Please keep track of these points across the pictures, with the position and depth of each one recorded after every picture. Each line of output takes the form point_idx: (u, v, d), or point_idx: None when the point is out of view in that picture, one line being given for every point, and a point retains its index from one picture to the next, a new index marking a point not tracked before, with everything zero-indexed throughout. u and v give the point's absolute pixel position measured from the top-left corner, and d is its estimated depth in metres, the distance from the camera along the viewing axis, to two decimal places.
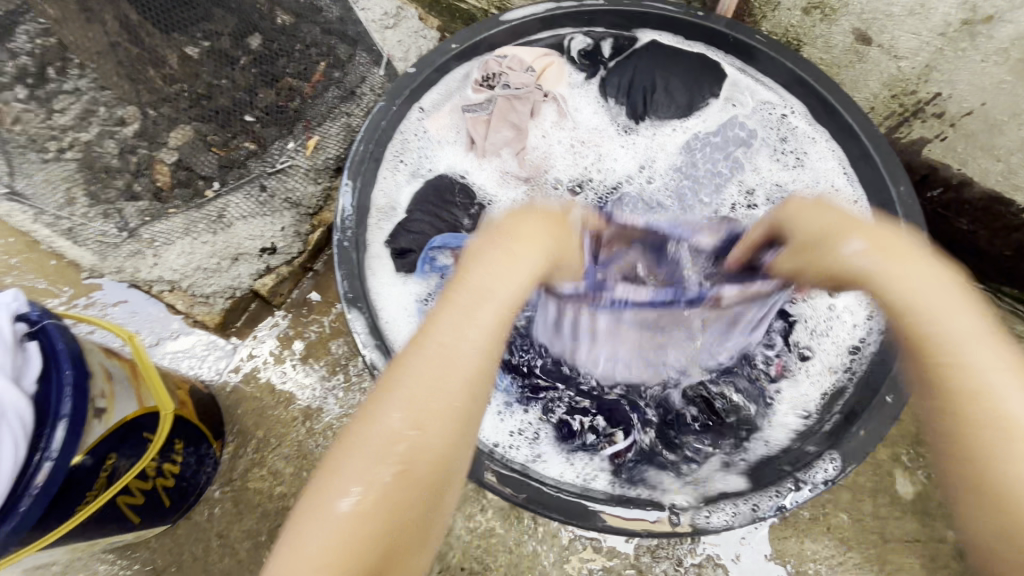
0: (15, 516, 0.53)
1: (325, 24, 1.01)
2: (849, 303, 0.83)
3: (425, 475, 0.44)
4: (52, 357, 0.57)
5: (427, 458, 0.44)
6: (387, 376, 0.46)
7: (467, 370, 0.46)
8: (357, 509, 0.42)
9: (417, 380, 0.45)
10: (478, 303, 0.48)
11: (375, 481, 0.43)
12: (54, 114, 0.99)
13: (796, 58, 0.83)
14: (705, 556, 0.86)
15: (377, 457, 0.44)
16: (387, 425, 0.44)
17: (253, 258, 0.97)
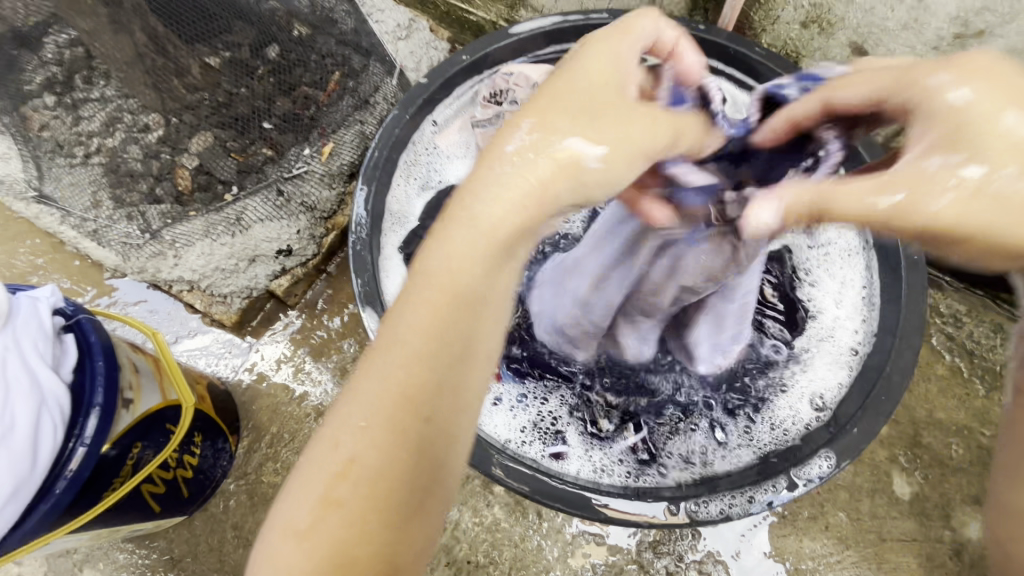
0: (51, 498, 0.56)
1: (340, 35, 1.05)
2: (850, 308, 0.85)
3: (377, 494, 0.43)
4: (86, 349, 0.61)
5: (379, 475, 0.43)
6: (342, 391, 0.46)
7: (418, 374, 0.45)
8: (313, 532, 0.43)
9: (368, 394, 0.45)
10: (437, 294, 0.46)
11: (356, 478, 0.43)
12: (80, 121, 1.03)
13: (795, 71, 0.85)
14: (705, 552, 0.88)
15: (331, 479, 0.44)
16: (336, 446, 0.44)
17: (269, 259, 1.01)
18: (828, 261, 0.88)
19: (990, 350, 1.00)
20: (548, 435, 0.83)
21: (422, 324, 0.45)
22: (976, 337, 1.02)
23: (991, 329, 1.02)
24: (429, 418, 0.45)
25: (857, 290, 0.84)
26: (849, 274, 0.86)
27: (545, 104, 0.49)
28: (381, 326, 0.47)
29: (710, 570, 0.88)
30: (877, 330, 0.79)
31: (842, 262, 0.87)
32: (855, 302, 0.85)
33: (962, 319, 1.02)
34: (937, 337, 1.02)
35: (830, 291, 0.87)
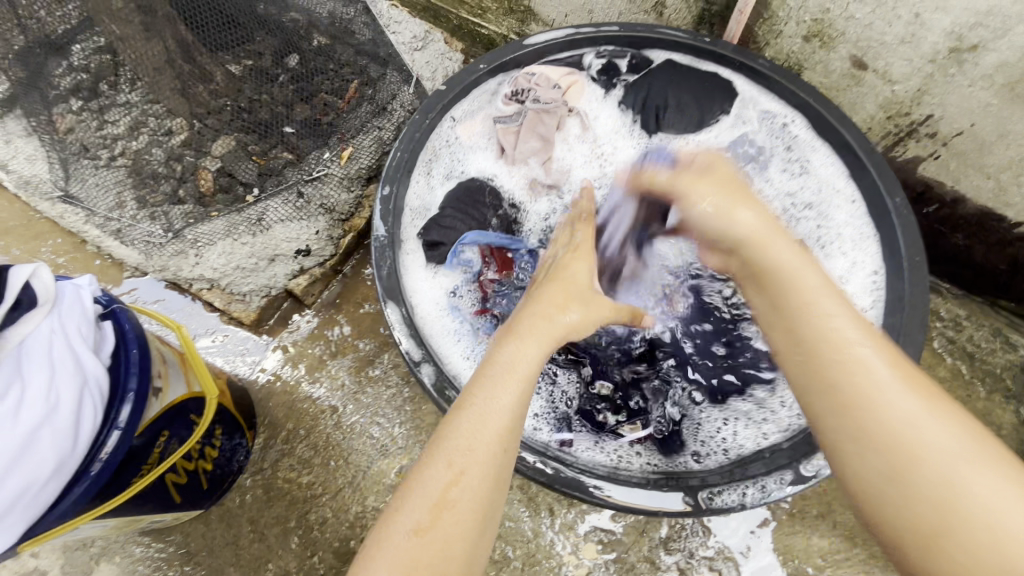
0: (86, 480, 0.57)
1: (358, 45, 1.09)
2: (857, 287, 0.88)
3: (468, 520, 0.50)
4: (122, 338, 0.63)
5: (469, 509, 0.51)
6: (431, 440, 0.54)
7: (494, 424, 0.54)
8: (410, 558, 0.48)
9: (444, 442, 0.53)
10: (496, 374, 0.58)
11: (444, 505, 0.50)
12: (105, 125, 1.06)
13: (805, 85, 0.87)
14: (715, 548, 0.89)
15: (424, 509, 0.50)
16: (424, 485, 0.51)
17: (288, 259, 1.03)
18: (839, 242, 0.91)
19: (990, 353, 1.04)
20: (561, 425, 0.85)
21: (499, 390, 0.56)
22: (976, 341, 1.05)
23: (991, 333, 1.06)
24: (505, 453, 0.54)
25: (867, 273, 0.87)
26: (860, 256, 0.88)
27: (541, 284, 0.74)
28: (459, 398, 0.57)
29: (720, 567, 0.89)
30: (886, 315, 0.83)
31: (853, 244, 0.89)
32: (865, 283, 0.87)
33: (962, 323, 1.06)
34: (939, 340, 1.05)
35: (839, 272, 0.91)
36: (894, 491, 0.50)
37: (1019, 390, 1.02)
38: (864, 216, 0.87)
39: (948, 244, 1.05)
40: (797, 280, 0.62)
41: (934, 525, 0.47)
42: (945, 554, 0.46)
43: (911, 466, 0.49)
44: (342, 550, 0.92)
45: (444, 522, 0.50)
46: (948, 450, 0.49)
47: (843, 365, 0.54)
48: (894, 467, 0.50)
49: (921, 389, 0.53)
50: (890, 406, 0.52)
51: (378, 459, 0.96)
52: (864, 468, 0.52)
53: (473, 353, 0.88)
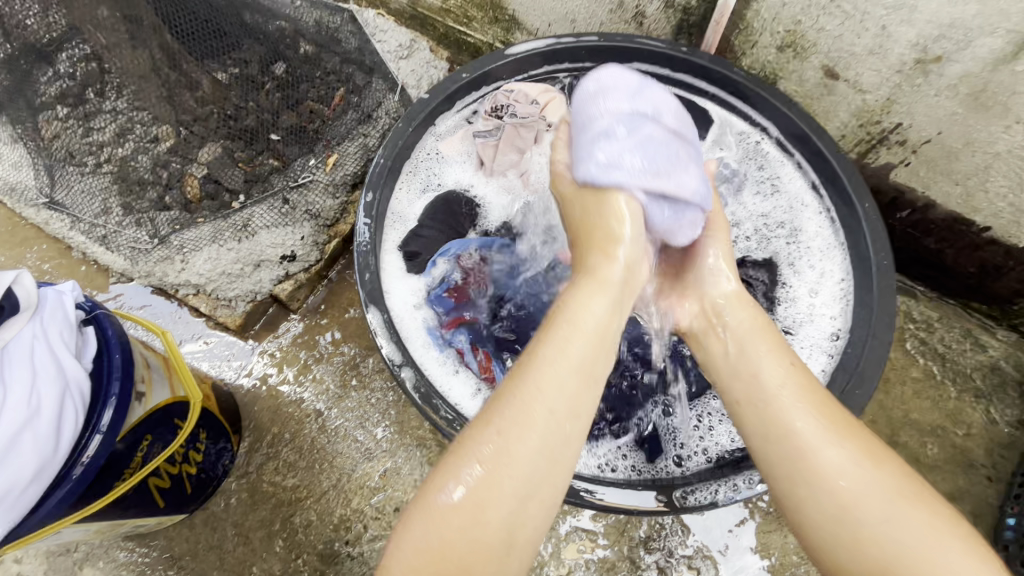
0: (68, 483, 0.58)
1: (344, 53, 1.11)
2: (826, 297, 0.92)
3: (521, 477, 0.52)
4: (104, 344, 0.64)
5: (523, 466, 0.52)
6: (494, 396, 0.55)
7: (553, 391, 0.53)
8: (453, 515, 0.51)
9: (506, 399, 0.54)
10: (563, 332, 0.57)
11: (500, 466, 0.51)
12: (91, 132, 1.07)
13: (785, 99, 0.89)
14: (694, 547, 0.91)
15: (476, 467, 0.51)
16: (483, 442, 0.52)
17: (273, 265, 1.04)
18: (808, 254, 0.95)
19: (961, 354, 1.08)
20: None
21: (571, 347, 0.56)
22: (947, 342, 1.09)
23: (962, 334, 1.09)
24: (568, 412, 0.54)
25: (835, 282, 0.91)
26: (827, 266, 0.92)
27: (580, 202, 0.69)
28: (528, 353, 0.56)
29: (699, 565, 0.90)
30: (853, 319, 0.87)
31: (821, 255, 0.93)
32: (834, 292, 0.92)
33: (933, 324, 1.11)
34: (911, 342, 1.09)
35: (809, 284, 0.94)
36: (845, 535, 0.53)
37: (989, 389, 1.05)
38: (830, 228, 0.92)
39: (920, 248, 1.08)
40: (753, 342, 0.65)
41: (816, 512, 0.54)
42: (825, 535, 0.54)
43: (851, 511, 0.53)
44: (326, 552, 0.93)
45: (498, 482, 0.51)
46: (877, 496, 0.53)
47: (789, 424, 0.58)
48: (841, 509, 0.53)
49: (862, 444, 0.56)
50: (830, 461, 0.55)
51: (363, 462, 0.97)
52: (814, 514, 0.54)
53: (450, 363, 0.89)
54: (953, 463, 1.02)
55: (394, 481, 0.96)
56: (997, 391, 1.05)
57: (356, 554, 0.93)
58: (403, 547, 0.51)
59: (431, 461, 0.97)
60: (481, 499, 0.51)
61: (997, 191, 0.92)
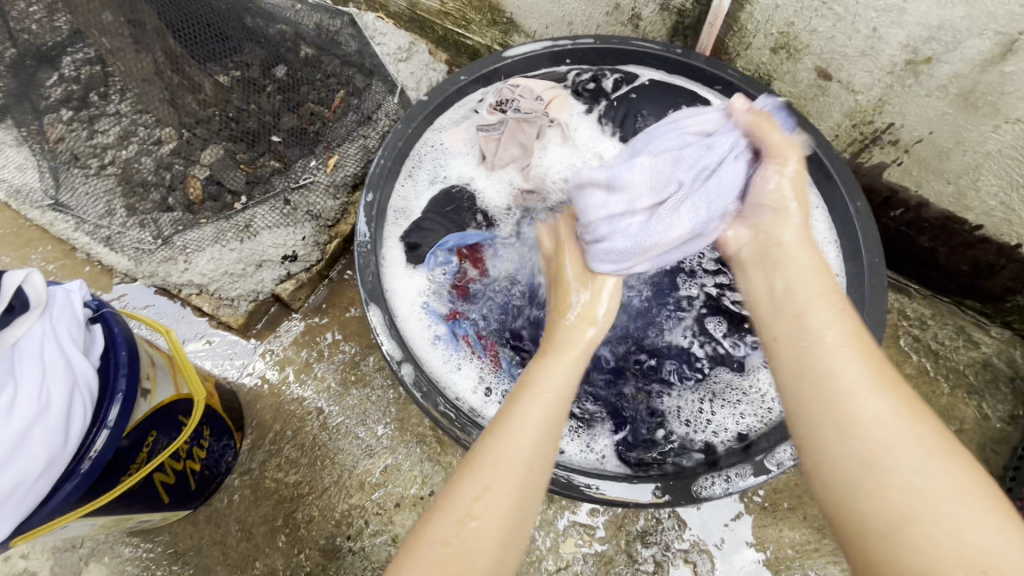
0: (76, 477, 0.59)
1: (345, 56, 1.12)
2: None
3: (499, 534, 0.52)
4: (111, 341, 0.65)
5: (500, 518, 0.52)
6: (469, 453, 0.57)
7: (523, 445, 0.56)
8: (439, 563, 0.49)
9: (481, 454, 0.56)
10: (534, 395, 0.61)
11: (480, 521, 0.51)
12: (95, 134, 1.08)
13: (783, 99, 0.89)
14: (691, 540, 0.93)
15: (457, 522, 0.51)
16: (462, 498, 0.53)
17: (275, 264, 1.05)
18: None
19: (953, 350, 1.09)
20: None
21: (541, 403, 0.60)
22: (940, 338, 1.10)
23: (955, 331, 1.11)
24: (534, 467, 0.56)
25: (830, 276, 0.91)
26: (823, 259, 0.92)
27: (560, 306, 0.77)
28: (499, 412, 0.60)
29: (695, 559, 0.92)
30: None
31: None
32: None
33: (926, 321, 1.12)
34: (905, 339, 1.11)
35: None
36: (869, 480, 0.48)
37: (981, 385, 1.06)
38: (826, 221, 0.91)
39: (913, 247, 1.10)
40: (804, 282, 0.63)
41: (842, 451, 0.50)
42: (843, 472, 0.49)
43: (880, 456, 0.48)
44: (328, 547, 0.94)
45: (476, 537, 0.51)
46: (914, 444, 0.48)
47: (828, 360, 0.54)
48: (868, 452, 0.48)
49: (905, 395, 0.51)
50: (867, 401, 0.50)
51: (364, 459, 0.99)
52: (838, 456, 0.50)
53: (450, 356, 0.89)
54: None
55: (394, 477, 0.97)
56: (990, 387, 1.06)
57: (357, 549, 0.94)
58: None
59: (431, 457, 0.99)
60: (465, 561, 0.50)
61: (988, 190, 0.93)
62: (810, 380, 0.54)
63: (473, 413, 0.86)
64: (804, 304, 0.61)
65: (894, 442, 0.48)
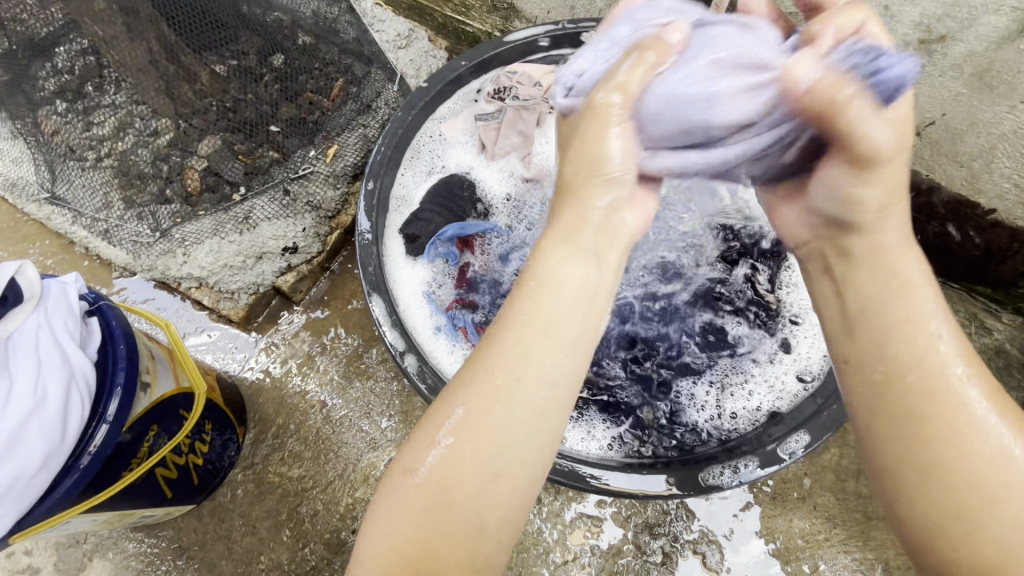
0: (76, 472, 0.58)
1: (343, 44, 1.10)
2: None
3: (487, 447, 0.48)
4: (108, 334, 0.64)
5: (483, 436, 0.48)
6: (457, 375, 0.52)
7: (497, 361, 0.49)
8: (426, 491, 0.49)
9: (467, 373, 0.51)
10: (533, 295, 0.51)
11: (464, 434, 0.49)
12: (91, 126, 1.07)
13: None
14: (699, 531, 0.91)
15: (432, 448, 0.50)
16: (442, 422, 0.50)
17: (275, 257, 1.04)
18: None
19: (965, 337, 1.07)
20: None
21: (530, 307, 0.50)
22: None
23: (967, 318, 1.09)
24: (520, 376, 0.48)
25: None
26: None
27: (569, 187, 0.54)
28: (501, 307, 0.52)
29: (704, 550, 0.91)
30: None
31: None
32: None
33: None
34: None
35: None
36: (958, 529, 0.46)
37: (994, 372, 1.05)
38: None
39: (925, 233, 1.07)
40: (909, 290, 0.52)
41: (945, 495, 0.47)
42: (940, 516, 0.47)
43: (980, 504, 0.46)
44: (333, 541, 0.93)
45: (461, 456, 0.48)
46: (1021, 491, 0.46)
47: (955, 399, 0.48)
48: (965, 498, 0.46)
49: (1015, 428, 0.49)
50: (989, 436, 0.47)
51: (369, 452, 0.98)
52: (928, 498, 0.47)
53: (454, 347, 0.87)
54: None
55: None
56: (1002, 373, 1.05)
57: None
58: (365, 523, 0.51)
59: None
60: (445, 474, 0.49)
61: (1002, 172, 0.91)
62: (918, 409, 0.49)
63: None
64: (914, 315, 0.51)
65: (1003, 491, 0.46)
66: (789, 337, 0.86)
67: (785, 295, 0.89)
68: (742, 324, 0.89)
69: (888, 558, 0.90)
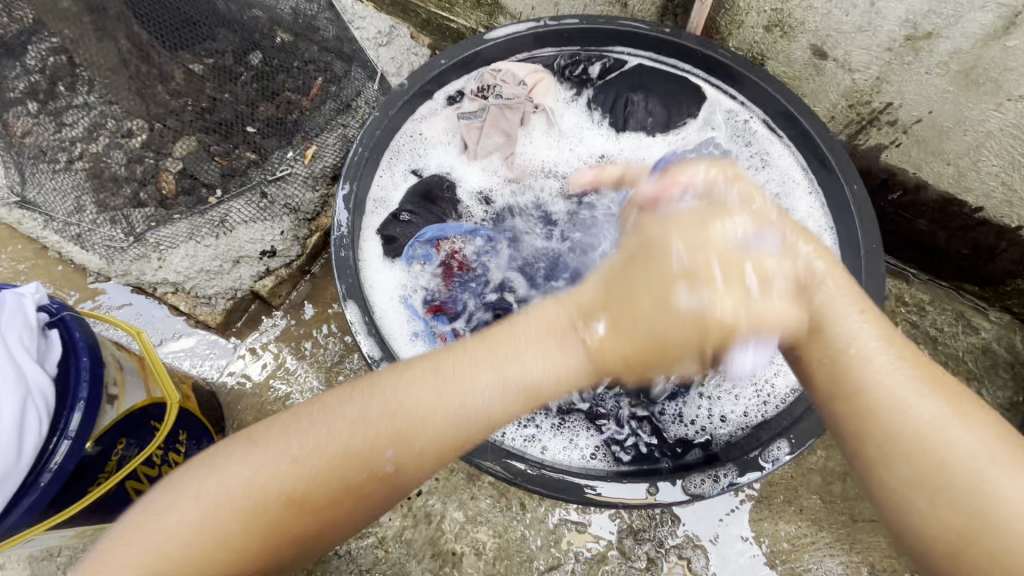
0: (36, 491, 0.57)
1: (322, 42, 1.07)
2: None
3: (376, 495, 0.51)
4: (70, 346, 0.62)
5: (381, 487, 0.50)
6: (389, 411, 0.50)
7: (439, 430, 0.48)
8: (295, 510, 0.48)
9: (393, 424, 0.48)
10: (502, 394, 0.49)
11: (369, 473, 0.50)
12: (62, 127, 1.04)
13: (768, 77, 0.86)
14: (684, 536, 0.91)
15: (329, 483, 0.48)
16: (349, 465, 0.48)
17: (253, 260, 1.02)
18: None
19: (952, 337, 1.06)
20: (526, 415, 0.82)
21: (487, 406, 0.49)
22: (939, 325, 1.08)
23: (954, 317, 1.08)
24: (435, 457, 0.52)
25: None
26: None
27: (614, 344, 0.48)
28: (460, 371, 0.50)
29: (689, 555, 0.90)
30: None
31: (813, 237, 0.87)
32: None
33: (925, 308, 1.09)
34: (903, 326, 1.08)
35: None
36: (923, 502, 0.47)
37: (981, 372, 1.04)
38: (823, 206, 0.87)
39: (912, 231, 1.06)
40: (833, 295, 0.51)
41: (904, 469, 0.48)
42: (903, 492, 0.48)
43: (941, 474, 0.47)
44: None
45: (350, 493, 0.49)
46: (976, 452, 0.47)
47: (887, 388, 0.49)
48: (919, 474, 0.48)
49: (949, 388, 0.50)
50: (925, 403, 0.48)
51: None
52: (891, 474, 0.49)
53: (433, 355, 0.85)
54: None
55: None
56: (989, 373, 1.04)
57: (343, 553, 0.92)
58: (190, 514, 0.47)
59: None
60: (326, 502, 0.49)
61: (989, 170, 0.90)
62: (857, 392, 0.49)
63: None
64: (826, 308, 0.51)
65: (961, 455, 0.47)
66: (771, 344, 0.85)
67: None
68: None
69: (873, 561, 0.89)
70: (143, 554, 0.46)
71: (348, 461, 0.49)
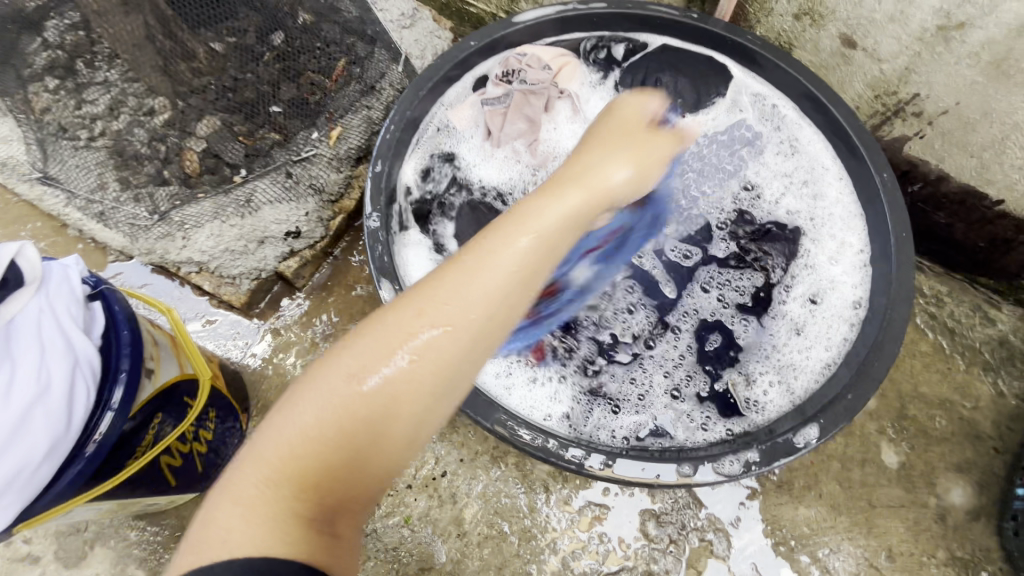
0: (81, 460, 0.57)
1: (345, 24, 1.05)
2: (846, 267, 0.87)
3: (431, 382, 0.49)
4: (111, 318, 0.62)
5: (436, 370, 0.49)
6: (423, 288, 0.50)
7: (470, 297, 0.50)
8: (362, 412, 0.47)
9: (442, 291, 0.50)
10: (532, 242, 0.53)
11: (423, 346, 0.48)
12: (83, 104, 1.02)
13: (803, 69, 0.85)
14: (707, 520, 0.92)
15: (382, 366, 0.48)
16: (392, 344, 0.48)
17: (277, 241, 1.02)
18: (829, 222, 0.89)
19: (970, 328, 1.04)
20: (568, 392, 0.86)
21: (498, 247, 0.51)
22: (956, 316, 1.05)
23: (971, 308, 1.05)
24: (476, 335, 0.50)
25: (855, 251, 0.86)
26: (849, 236, 0.87)
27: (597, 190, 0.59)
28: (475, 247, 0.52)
29: (710, 538, 0.91)
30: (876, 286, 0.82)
31: (843, 224, 0.88)
32: (854, 261, 0.86)
33: (943, 299, 1.07)
34: (921, 317, 1.05)
35: (829, 251, 0.89)
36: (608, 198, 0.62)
37: (997, 363, 1.01)
38: (852, 194, 0.87)
39: (930, 223, 1.05)
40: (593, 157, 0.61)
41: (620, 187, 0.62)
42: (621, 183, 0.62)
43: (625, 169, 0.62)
44: None
45: (400, 387, 0.48)
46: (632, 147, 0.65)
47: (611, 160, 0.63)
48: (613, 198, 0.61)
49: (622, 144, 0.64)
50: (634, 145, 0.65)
51: None
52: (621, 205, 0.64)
53: None
54: (962, 436, 0.97)
55: None
56: (1005, 365, 1.01)
57: (369, 532, 0.90)
58: (274, 429, 0.47)
59: (446, 438, 0.94)
60: (394, 393, 0.48)
61: (1012, 163, 0.88)
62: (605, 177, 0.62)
63: (494, 392, 0.83)
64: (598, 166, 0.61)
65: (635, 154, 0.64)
66: (799, 327, 0.87)
67: (797, 282, 0.90)
68: (754, 314, 0.90)
69: (891, 545, 0.92)
70: (256, 474, 0.46)
71: (399, 349, 0.48)
